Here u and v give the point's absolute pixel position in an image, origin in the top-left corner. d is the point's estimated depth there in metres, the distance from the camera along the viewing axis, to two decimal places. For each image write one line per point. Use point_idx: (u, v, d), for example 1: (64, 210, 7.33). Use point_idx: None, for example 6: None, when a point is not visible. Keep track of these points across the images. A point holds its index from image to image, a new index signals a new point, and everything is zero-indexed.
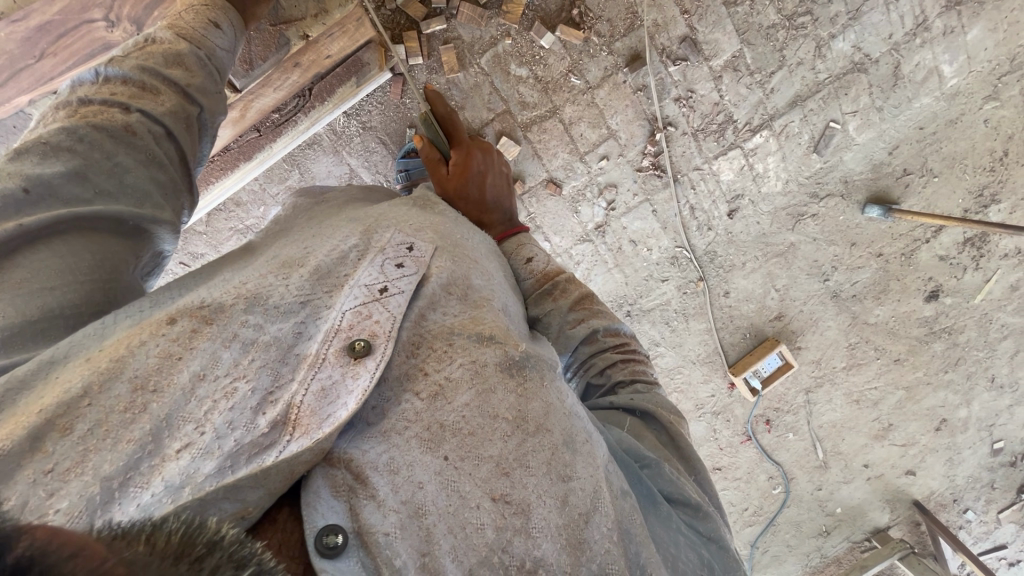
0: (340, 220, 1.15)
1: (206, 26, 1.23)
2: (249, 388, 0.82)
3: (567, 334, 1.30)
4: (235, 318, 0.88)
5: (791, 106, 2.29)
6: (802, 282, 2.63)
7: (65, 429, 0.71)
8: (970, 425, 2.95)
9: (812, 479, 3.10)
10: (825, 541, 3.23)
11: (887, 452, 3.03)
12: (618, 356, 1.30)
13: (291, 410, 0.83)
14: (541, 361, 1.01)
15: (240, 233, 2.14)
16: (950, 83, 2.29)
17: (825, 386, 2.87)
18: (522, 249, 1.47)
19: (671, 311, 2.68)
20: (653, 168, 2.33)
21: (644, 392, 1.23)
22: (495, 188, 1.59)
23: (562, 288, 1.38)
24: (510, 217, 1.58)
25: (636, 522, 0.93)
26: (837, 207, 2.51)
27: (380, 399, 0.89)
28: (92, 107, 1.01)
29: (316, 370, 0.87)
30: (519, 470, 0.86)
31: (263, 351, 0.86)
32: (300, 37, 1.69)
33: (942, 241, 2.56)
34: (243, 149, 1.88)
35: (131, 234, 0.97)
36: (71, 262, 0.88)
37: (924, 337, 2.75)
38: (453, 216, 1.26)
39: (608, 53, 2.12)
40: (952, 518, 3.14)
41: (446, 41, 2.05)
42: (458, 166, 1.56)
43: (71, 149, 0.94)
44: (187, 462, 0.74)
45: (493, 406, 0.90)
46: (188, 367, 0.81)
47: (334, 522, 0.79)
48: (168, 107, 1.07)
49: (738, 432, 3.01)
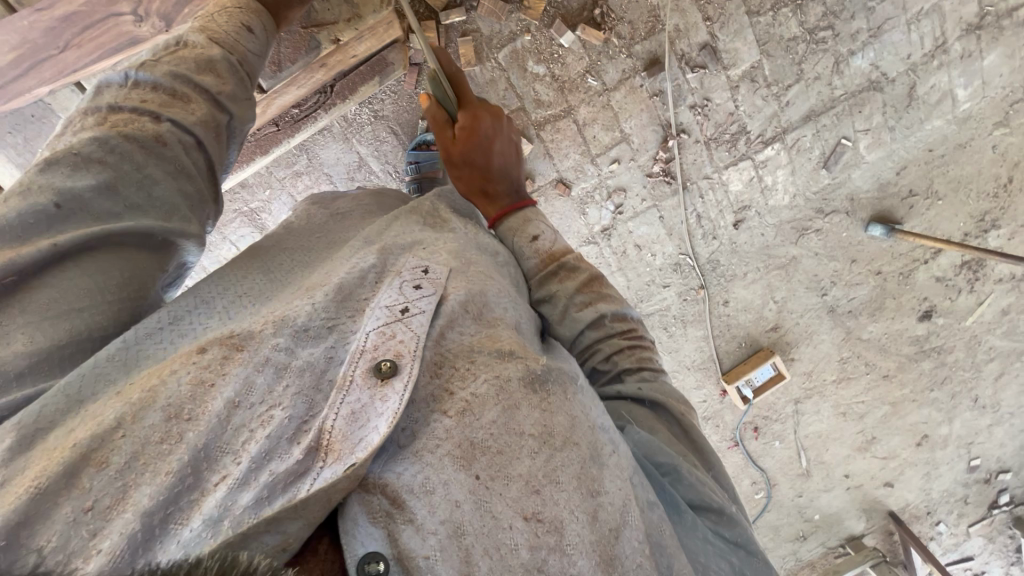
0: (360, 238, 1.16)
1: (239, 30, 1.21)
2: (284, 416, 0.84)
3: (573, 317, 1.27)
4: (265, 342, 0.90)
5: (804, 120, 2.29)
6: (801, 295, 2.66)
7: (100, 462, 0.74)
8: (950, 442, 3.02)
9: (793, 486, 3.17)
10: (802, 545, 3.32)
11: (868, 464, 3.10)
12: (625, 342, 1.27)
13: (323, 435, 0.83)
14: (564, 374, 1.00)
15: (245, 216, 2.11)
16: (962, 107, 2.29)
17: (814, 397, 2.92)
18: (527, 226, 1.38)
19: (670, 318, 2.70)
20: (663, 175, 2.32)
21: (652, 382, 1.23)
22: (502, 158, 1.45)
23: (573, 267, 1.34)
24: (516, 189, 1.46)
25: (666, 533, 0.95)
26: (840, 224, 2.52)
27: (409, 420, 0.88)
28: (123, 114, 1.00)
29: (344, 393, 0.87)
30: (550, 487, 0.86)
31: (296, 376, 0.88)
32: (331, 41, 1.71)
33: (939, 262, 2.59)
34: (260, 143, 1.88)
35: (159, 248, 0.98)
36: (98, 280, 0.89)
37: (914, 355, 2.80)
38: (466, 232, 1.25)
39: (627, 56, 2.09)
40: (924, 529, 3.24)
41: (465, 34, 2.01)
42: (464, 132, 1.44)
43: (102, 161, 0.94)
44: (223, 495, 0.76)
45: (519, 423, 0.90)
46: (221, 394, 0.83)
47: (374, 549, 0.80)
48: (199, 116, 1.06)
49: (726, 437, 3.05)
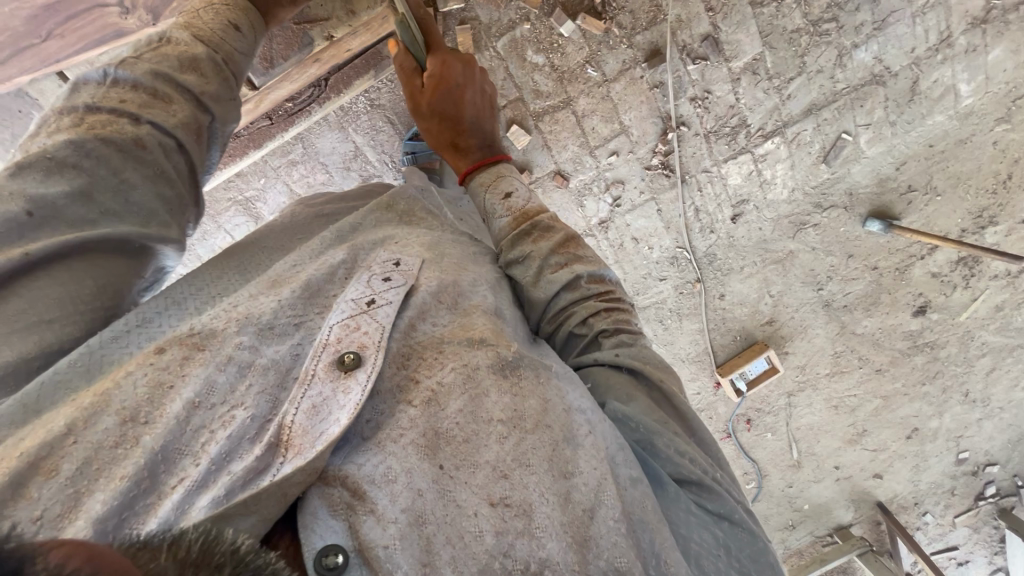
0: (329, 237, 1.22)
1: (225, 27, 1.27)
2: (247, 415, 0.89)
3: (548, 278, 1.25)
4: (228, 341, 0.96)
5: (805, 114, 2.27)
6: (796, 289, 2.66)
7: (48, 471, 0.77)
8: (939, 435, 3.06)
9: (784, 476, 3.21)
10: (790, 533, 3.39)
11: (858, 456, 3.14)
12: (603, 305, 1.25)
13: (283, 430, 0.87)
14: (536, 361, 1.03)
15: (240, 204, 2.09)
16: (965, 103, 2.27)
17: (807, 390, 2.94)
18: (500, 182, 1.39)
19: (666, 311, 2.71)
20: (662, 168, 2.30)
21: (630, 345, 1.20)
22: (474, 110, 1.48)
23: (548, 229, 1.33)
24: (489, 142, 1.47)
25: (648, 509, 0.93)
26: (839, 219, 2.51)
27: (375, 412, 0.93)
28: (101, 115, 1.05)
29: (306, 387, 0.92)
30: (519, 471, 0.87)
31: (260, 374, 0.93)
32: (325, 38, 1.68)
33: (936, 259, 2.59)
34: (253, 136, 1.91)
35: (136, 253, 1.04)
36: (72, 291, 0.95)
37: (907, 350, 2.81)
38: (440, 229, 1.33)
39: (628, 46, 2.06)
40: (911, 519, 3.30)
41: (463, 21, 1.99)
42: (433, 81, 1.48)
43: (76, 166, 0.99)
44: (180, 497, 0.79)
45: (486, 410, 0.92)
46: (181, 396, 0.88)
47: (334, 541, 0.80)
48: (179, 118, 1.12)
49: (719, 428, 3.08)
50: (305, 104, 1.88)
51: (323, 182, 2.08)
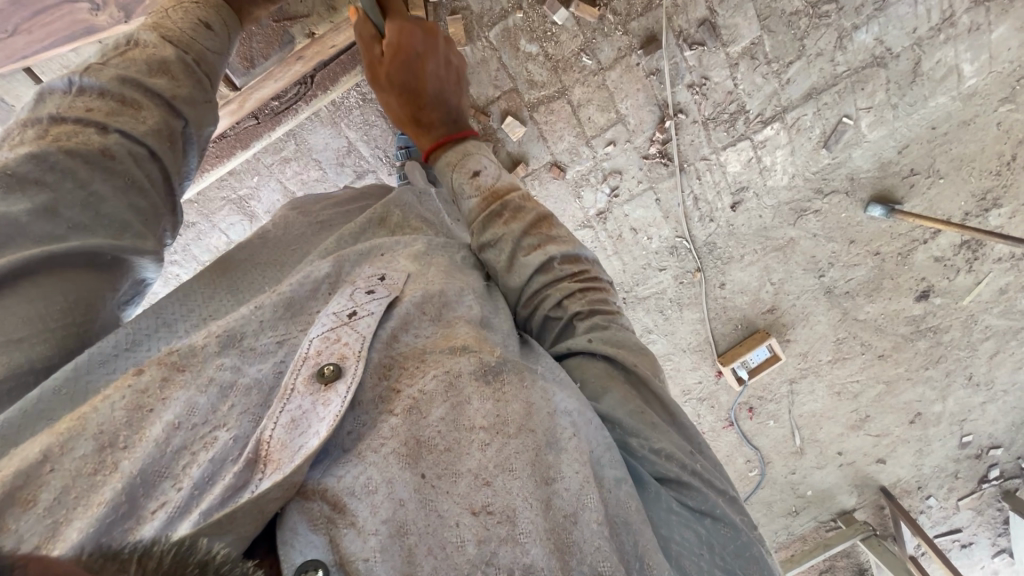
0: (324, 247, 1.25)
1: (196, 27, 1.25)
2: (229, 437, 0.89)
3: (521, 261, 1.26)
4: (209, 363, 0.97)
5: (805, 99, 2.23)
6: (797, 277, 2.64)
7: (27, 501, 0.78)
8: (943, 419, 3.05)
9: (787, 463, 3.21)
10: (794, 519, 3.40)
11: (861, 441, 3.14)
12: (576, 286, 1.25)
13: (262, 445, 0.87)
14: (520, 363, 1.02)
15: (234, 203, 2.06)
16: (968, 83, 2.22)
17: (809, 377, 2.93)
18: (467, 160, 1.40)
19: (666, 301, 2.69)
20: (660, 156, 2.27)
21: (605, 327, 1.19)
22: (437, 82, 1.48)
23: (518, 209, 1.33)
24: (454, 115, 1.48)
25: (631, 511, 0.94)
26: (840, 204, 2.49)
27: (356, 423, 0.92)
28: (66, 126, 1.03)
29: (286, 402, 0.91)
30: (502, 477, 0.87)
31: (243, 395, 0.94)
32: (306, 35, 1.69)
33: (939, 243, 2.56)
34: (240, 136, 1.88)
35: (106, 266, 1.02)
36: (38, 308, 0.93)
37: (909, 335, 2.80)
38: (428, 237, 1.31)
39: (623, 33, 2.02)
40: (915, 503, 3.30)
41: (454, 11, 1.94)
42: (392, 49, 1.45)
43: (38, 181, 0.97)
44: (160, 523, 0.79)
45: (469, 418, 0.92)
46: (160, 419, 0.89)
47: (313, 558, 0.78)
48: (150, 125, 1.10)
49: (721, 417, 3.07)
50: (294, 104, 1.84)
51: (317, 179, 2.06)
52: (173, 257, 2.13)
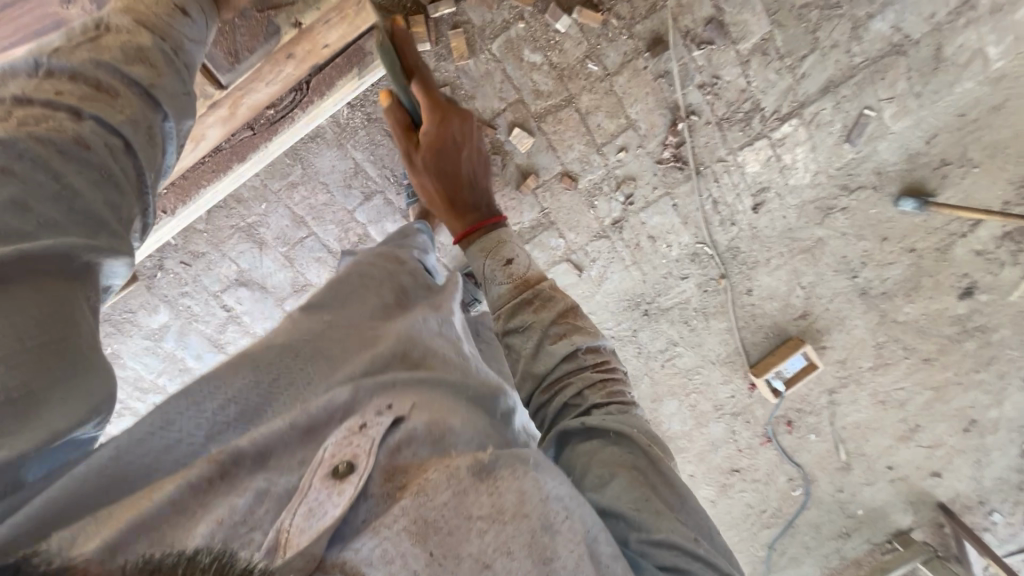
0: (348, 355, 1.09)
1: (172, 13, 1.21)
2: (263, 536, 0.81)
3: (547, 350, 1.36)
4: (244, 478, 0.89)
5: (823, 92, 2.15)
6: (829, 279, 2.50)
7: None
8: (1002, 427, 2.80)
9: (833, 480, 2.98)
10: (845, 542, 3.14)
11: (912, 453, 2.91)
12: (596, 375, 1.31)
13: (281, 534, 0.78)
14: (512, 455, 0.91)
15: (243, 231, 2.02)
16: (995, 66, 2.11)
17: (850, 386, 2.75)
18: (502, 248, 1.54)
19: (690, 310, 2.53)
20: (674, 160, 2.20)
21: (617, 414, 1.22)
22: (467, 166, 1.62)
23: (549, 301, 1.45)
24: (486, 203, 1.63)
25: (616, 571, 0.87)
26: (868, 200, 2.36)
27: (367, 512, 0.82)
28: (33, 109, 0.94)
29: (304, 495, 0.83)
30: (501, 560, 0.77)
31: (274, 500, 0.85)
32: (292, 25, 1.56)
33: (980, 236, 2.39)
34: (236, 149, 1.81)
35: (81, 272, 0.91)
36: (17, 320, 0.80)
37: (955, 336, 2.61)
38: (459, 370, 1.11)
39: (628, 37, 1.98)
40: (978, 520, 3.03)
41: (456, 25, 1.92)
42: (432, 138, 1.58)
43: (6, 169, 0.86)
44: None
45: (469, 506, 0.81)
46: (209, 516, 0.83)
47: None
48: (128, 114, 1.04)
49: (758, 433, 2.84)
50: (291, 113, 1.77)
51: (325, 203, 2.03)
52: (183, 288, 2.06)
